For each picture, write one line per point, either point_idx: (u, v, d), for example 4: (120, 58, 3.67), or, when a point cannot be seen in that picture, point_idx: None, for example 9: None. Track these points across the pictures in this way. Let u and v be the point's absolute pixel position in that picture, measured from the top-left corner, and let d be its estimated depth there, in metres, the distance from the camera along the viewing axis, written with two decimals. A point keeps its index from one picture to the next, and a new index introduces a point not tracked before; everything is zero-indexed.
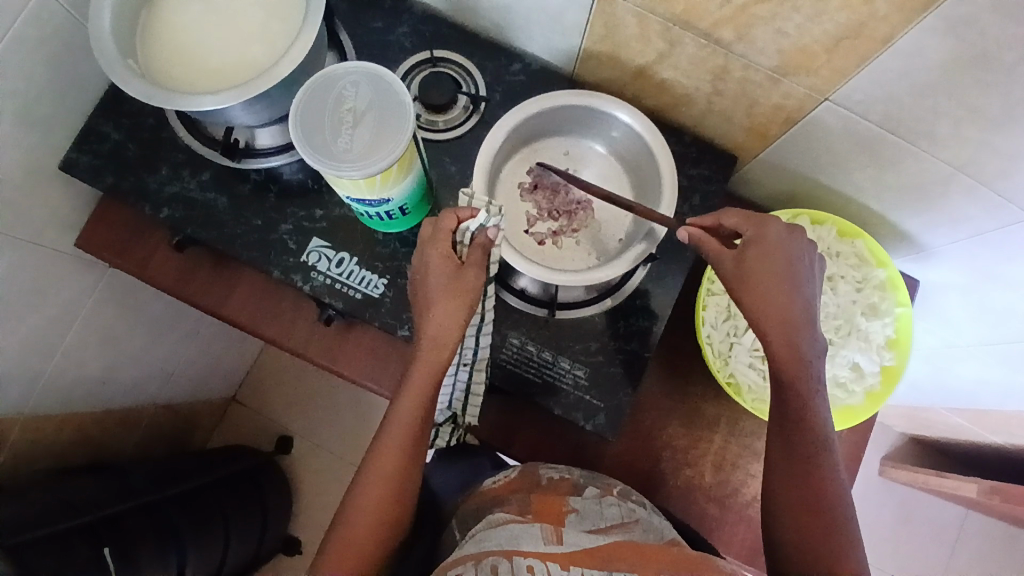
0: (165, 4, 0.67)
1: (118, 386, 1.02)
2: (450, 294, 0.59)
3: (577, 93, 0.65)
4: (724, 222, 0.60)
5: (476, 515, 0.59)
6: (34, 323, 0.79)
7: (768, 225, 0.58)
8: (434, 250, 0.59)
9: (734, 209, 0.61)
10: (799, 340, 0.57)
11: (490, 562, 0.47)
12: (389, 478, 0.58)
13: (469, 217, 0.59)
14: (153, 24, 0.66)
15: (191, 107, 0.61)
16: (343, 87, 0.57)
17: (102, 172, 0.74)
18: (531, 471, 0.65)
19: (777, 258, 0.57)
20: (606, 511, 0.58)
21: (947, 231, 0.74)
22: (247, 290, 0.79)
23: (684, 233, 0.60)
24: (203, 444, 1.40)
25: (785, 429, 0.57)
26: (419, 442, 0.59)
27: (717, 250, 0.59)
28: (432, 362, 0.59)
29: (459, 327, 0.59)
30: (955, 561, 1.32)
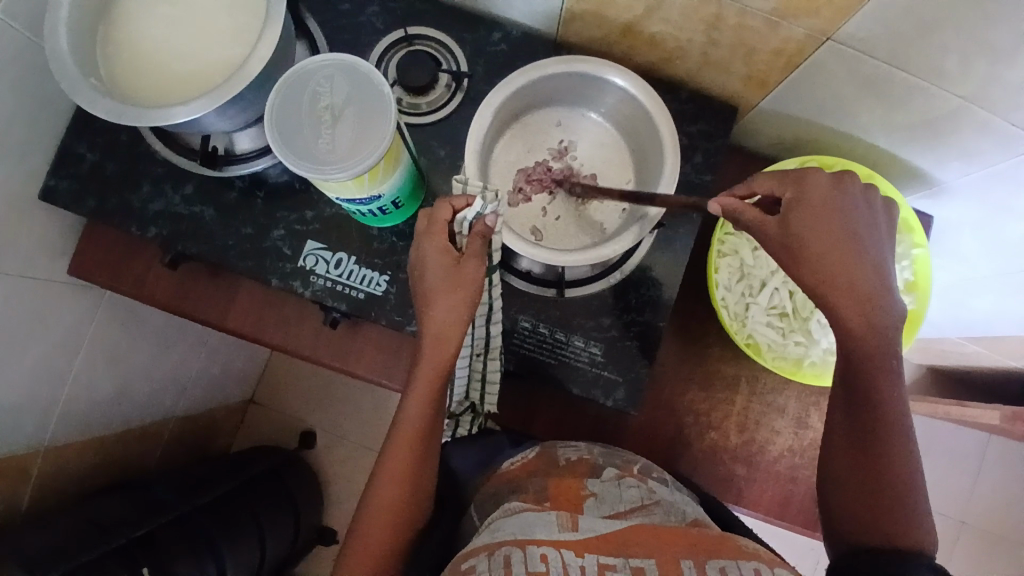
0: (122, 12, 0.63)
1: (131, 405, 1.02)
2: (450, 290, 0.57)
3: (564, 61, 0.62)
4: (759, 188, 0.57)
5: (494, 498, 0.59)
6: (38, 355, 0.78)
7: (807, 182, 0.55)
8: (431, 242, 0.57)
9: (763, 174, 0.58)
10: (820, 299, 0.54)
11: (503, 552, 0.47)
12: (401, 477, 0.57)
13: (465, 205, 0.57)
14: (112, 36, 0.63)
15: (163, 119, 0.58)
16: (318, 83, 0.54)
17: (82, 196, 0.71)
18: (550, 451, 0.65)
19: (828, 215, 0.54)
20: (624, 492, 0.56)
21: (960, 164, 0.71)
22: (248, 301, 0.77)
23: (715, 205, 0.56)
24: (227, 448, 1.41)
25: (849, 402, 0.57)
26: (430, 440, 0.58)
27: (761, 220, 0.56)
28: (438, 359, 0.57)
29: (462, 323, 0.57)
30: (978, 486, 1.33)
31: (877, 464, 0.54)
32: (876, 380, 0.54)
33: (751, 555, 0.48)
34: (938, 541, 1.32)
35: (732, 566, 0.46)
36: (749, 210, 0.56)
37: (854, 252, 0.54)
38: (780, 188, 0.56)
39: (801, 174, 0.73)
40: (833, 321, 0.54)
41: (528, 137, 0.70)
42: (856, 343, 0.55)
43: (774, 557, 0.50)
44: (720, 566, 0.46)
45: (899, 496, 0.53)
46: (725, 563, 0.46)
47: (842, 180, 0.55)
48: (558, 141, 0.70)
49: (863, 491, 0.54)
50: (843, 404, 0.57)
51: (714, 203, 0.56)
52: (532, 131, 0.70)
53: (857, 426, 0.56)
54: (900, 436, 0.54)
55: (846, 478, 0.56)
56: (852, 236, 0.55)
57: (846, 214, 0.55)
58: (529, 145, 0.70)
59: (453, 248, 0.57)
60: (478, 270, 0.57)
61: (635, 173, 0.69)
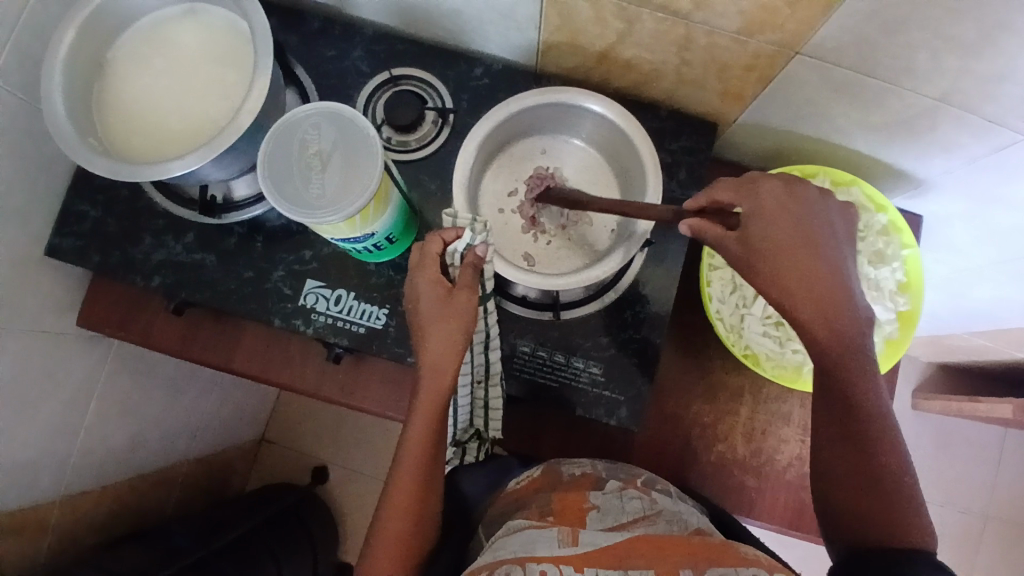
0: (117, 76, 0.66)
1: (145, 450, 1.03)
2: (443, 320, 0.58)
3: (543, 91, 0.63)
4: (719, 198, 0.58)
5: (500, 519, 0.59)
6: (50, 407, 0.80)
7: (761, 191, 0.57)
8: (423, 275, 0.59)
9: (724, 182, 0.59)
10: (832, 293, 0.56)
11: (504, 568, 0.48)
12: (405, 509, 0.58)
13: (454, 237, 0.59)
14: (108, 99, 0.66)
15: (160, 174, 0.60)
16: (306, 130, 0.56)
17: (87, 251, 0.74)
18: (554, 468, 0.65)
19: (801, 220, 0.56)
20: (627, 504, 0.56)
21: (941, 162, 0.73)
22: (253, 341, 0.79)
23: (685, 225, 0.58)
24: (241, 487, 1.42)
25: (837, 407, 0.57)
26: (432, 469, 0.59)
27: (721, 236, 0.58)
28: (435, 390, 0.58)
29: (457, 352, 0.58)
30: (1001, 480, 1.31)
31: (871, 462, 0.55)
32: (861, 384, 0.55)
33: (752, 561, 0.49)
34: (966, 539, 1.30)
35: (732, 571, 0.47)
36: (713, 227, 0.58)
37: (813, 256, 0.56)
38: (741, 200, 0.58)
39: None
40: (837, 322, 0.56)
41: (514, 166, 0.72)
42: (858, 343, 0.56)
43: (774, 561, 0.50)
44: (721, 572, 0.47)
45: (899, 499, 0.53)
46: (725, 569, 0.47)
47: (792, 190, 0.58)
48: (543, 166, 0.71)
49: (864, 501, 0.54)
50: (827, 414, 0.57)
51: (682, 226, 0.58)
52: (517, 160, 0.72)
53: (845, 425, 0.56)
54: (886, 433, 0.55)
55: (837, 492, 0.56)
56: (817, 240, 0.56)
57: (800, 219, 0.57)
58: (515, 174, 0.72)
59: (444, 281, 0.59)
60: (469, 300, 0.59)
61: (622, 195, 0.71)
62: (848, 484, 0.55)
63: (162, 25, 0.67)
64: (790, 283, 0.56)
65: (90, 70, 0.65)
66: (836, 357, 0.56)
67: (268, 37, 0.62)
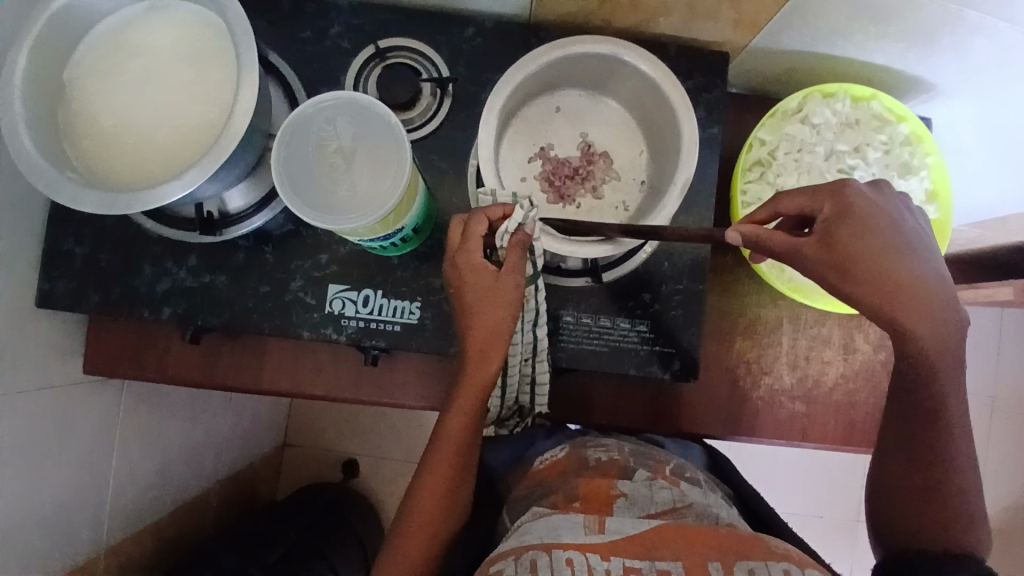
0: (81, 96, 0.59)
1: (175, 481, 0.99)
2: (488, 298, 0.56)
3: (557, 45, 0.60)
4: (784, 208, 0.58)
5: (523, 501, 0.60)
6: (76, 461, 0.76)
7: (844, 197, 0.56)
8: (467, 258, 0.57)
9: (792, 192, 0.58)
10: (891, 242, 0.55)
11: (530, 555, 0.47)
12: (438, 483, 0.58)
13: (501, 215, 0.57)
14: (75, 123, 0.58)
15: (158, 200, 0.54)
16: (321, 128, 0.51)
17: (84, 292, 0.68)
18: (579, 450, 0.64)
19: (869, 230, 0.54)
20: (656, 494, 0.56)
21: (956, 64, 0.71)
22: (278, 357, 0.74)
23: (736, 232, 0.57)
24: (272, 494, 1.39)
25: (906, 399, 0.57)
26: (468, 450, 0.60)
27: (793, 242, 0.56)
28: (482, 377, 0.58)
29: (503, 339, 0.57)
30: (1001, 359, 1.37)
31: (934, 458, 0.56)
32: (930, 376, 0.55)
33: (782, 556, 0.48)
34: (974, 419, 1.37)
35: (761, 567, 0.47)
36: (776, 234, 0.56)
37: (902, 263, 0.54)
38: (812, 204, 0.57)
39: (806, 107, 0.71)
40: (901, 288, 0.54)
41: (531, 131, 0.68)
42: (937, 332, 0.54)
43: (805, 556, 0.50)
44: (749, 567, 0.46)
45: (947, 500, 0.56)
46: (754, 564, 0.47)
47: (878, 190, 0.57)
48: (546, 146, 0.68)
49: (918, 501, 0.57)
50: (894, 402, 0.59)
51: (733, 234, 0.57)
52: (533, 123, 0.68)
53: (914, 419, 0.57)
54: (954, 441, 0.56)
55: (899, 494, 0.58)
56: (892, 240, 0.55)
57: (890, 227, 0.55)
58: (533, 138, 0.68)
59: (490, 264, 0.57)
60: (516, 288, 0.56)
61: (647, 144, 0.68)
62: (914, 481, 0.57)
63: (121, 30, 0.59)
64: (881, 291, 0.54)
65: (48, 92, 0.57)
66: (911, 356, 0.55)
67: (248, 29, 0.56)
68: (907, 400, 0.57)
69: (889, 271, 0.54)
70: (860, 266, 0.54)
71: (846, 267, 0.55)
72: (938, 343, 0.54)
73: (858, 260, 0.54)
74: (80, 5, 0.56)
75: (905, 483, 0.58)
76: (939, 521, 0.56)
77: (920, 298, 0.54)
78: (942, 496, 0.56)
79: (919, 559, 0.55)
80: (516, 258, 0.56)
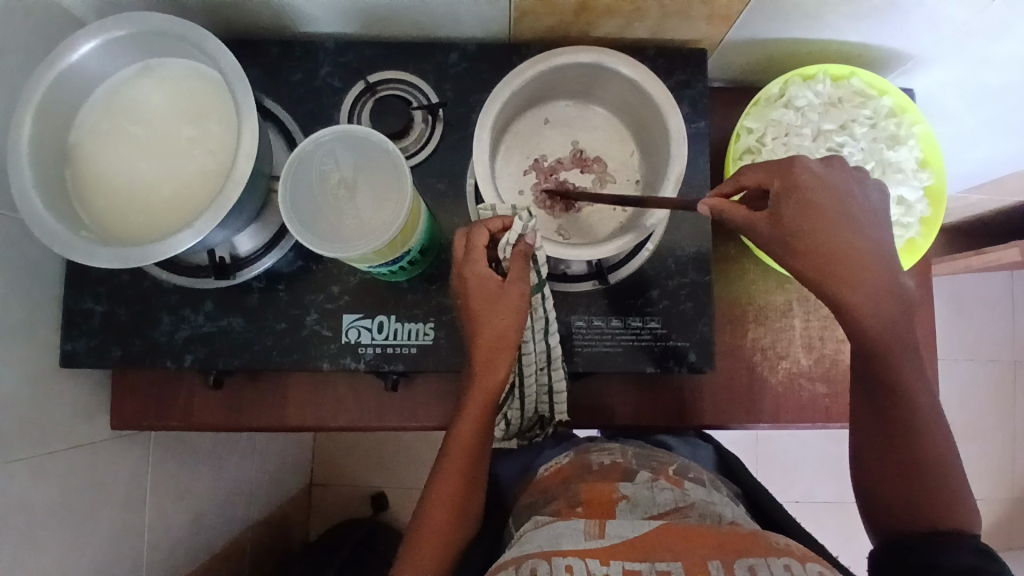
0: (88, 158, 0.61)
1: (208, 531, 1.00)
2: (491, 312, 0.58)
3: (540, 59, 0.62)
4: (747, 182, 0.59)
5: (530, 509, 0.65)
6: (110, 517, 0.77)
7: (795, 173, 0.57)
8: (473, 268, 0.58)
9: (751, 166, 0.59)
10: (846, 236, 0.57)
11: (531, 563, 0.50)
12: (450, 499, 0.61)
13: (500, 226, 0.58)
14: (85, 185, 0.61)
15: (171, 249, 0.56)
16: (322, 161, 0.52)
17: (106, 348, 0.69)
18: (582, 457, 0.71)
19: (818, 203, 0.57)
20: (658, 496, 0.61)
21: (929, 35, 0.70)
22: (299, 392, 0.75)
23: (705, 206, 0.59)
24: (304, 536, 1.39)
25: (876, 379, 0.60)
26: (479, 459, 0.62)
27: (749, 218, 0.59)
28: (489, 388, 0.59)
29: (510, 346, 0.59)
30: (1016, 322, 1.37)
31: (908, 436, 0.59)
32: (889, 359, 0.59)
33: (783, 551, 0.51)
34: (997, 385, 1.36)
35: (763, 564, 0.49)
36: (737, 209, 0.59)
37: (850, 234, 0.57)
38: (768, 180, 0.58)
39: (789, 91, 0.73)
40: (864, 288, 0.57)
41: (523, 146, 0.69)
42: (887, 317, 0.58)
43: (807, 551, 0.52)
44: (750, 563, 0.49)
45: (929, 476, 0.59)
46: (754, 562, 0.49)
47: (832, 165, 0.59)
48: (544, 156, 0.69)
49: (905, 486, 0.59)
50: (860, 381, 0.62)
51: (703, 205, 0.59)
52: (524, 137, 0.69)
53: (880, 398, 0.60)
54: (919, 415, 0.59)
55: (878, 464, 0.61)
56: (840, 212, 0.57)
57: (840, 203, 0.58)
58: (525, 151, 0.69)
59: (495, 274, 0.59)
60: (521, 297, 0.58)
61: (637, 144, 0.69)
62: (887, 460, 0.60)
63: (120, 93, 0.62)
64: (828, 267, 0.57)
65: (56, 159, 0.60)
66: (867, 338, 0.58)
67: (242, 75, 0.58)
68: (868, 372, 0.60)
69: (852, 267, 0.57)
70: (823, 266, 0.57)
71: (811, 264, 0.57)
72: (886, 326, 0.58)
73: (818, 253, 0.57)
74: (79, 72, 0.59)
75: (882, 460, 0.61)
76: (923, 499, 0.58)
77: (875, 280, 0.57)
78: (922, 473, 0.59)
79: (914, 540, 0.58)
80: (519, 267, 0.58)
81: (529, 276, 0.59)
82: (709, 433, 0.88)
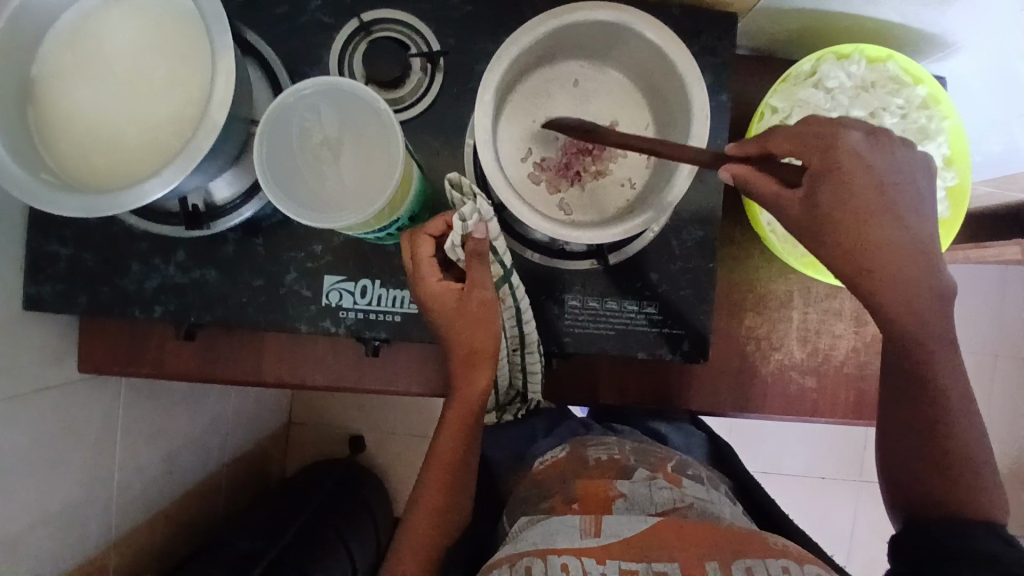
0: (50, 93, 0.55)
1: (182, 470, 0.99)
2: (463, 317, 0.59)
3: (556, 14, 0.55)
4: (775, 151, 0.54)
5: (524, 501, 0.65)
6: (80, 459, 0.75)
7: (838, 147, 0.53)
8: (428, 283, 0.58)
9: (783, 131, 0.54)
10: (900, 221, 0.54)
11: (524, 562, 0.49)
12: (431, 500, 0.63)
13: (443, 227, 0.57)
14: (47, 123, 0.55)
15: (141, 199, 0.51)
16: (304, 116, 0.47)
17: (73, 293, 0.65)
18: (579, 450, 0.71)
19: (856, 186, 0.53)
20: (656, 494, 0.59)
21: (977, 23, 0.64)
22: (277, 349, 0.72)
23: (726, 172, 0.55)
24: (282, 473, 1.40)
25: (910, 374, 0.58)
26: (461, 459, 0.64)
27: (774, 191, 0.55)
28: (468, 392, 0.62)
29: (489, 350, 0.61)
30: (1007, 314, 1.36)
31: (936, 431, 0.57)
32: (930, 354, 0.56)
33: (781, 552, 0.50)
34: (978, 374, 1.37)
35: (760, 565, 0.48)
36: (760, 180, 0.55)
37: (884, 218, 0.54)
38: (800, 151, 0.54)
39: (820, 70, 0.67)
40: (920, 278, 0.54)
41: (529, 108, 0.63)
42: (933, 310, 0.55)
43: (805, 552, 0.52)
44: (746, 565, 0.48)
45: (959, 471, 0.56)
46: (751, 562, 0.48)
47: (879, 140, 0.54)
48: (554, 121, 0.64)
49: (933, 479, 0.57)
50: (893, 378, 0.59)
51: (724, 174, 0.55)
52: (530, 98, 0.63)
53: (911, 391, 0.58)
54: (953, 405, 0.57)
55: (906, 457, 0.59)
56: (890, 197, 0.54)
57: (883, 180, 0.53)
58: (531, 113, 0.64)
59: (453, 282, 0.59)
60: (483, 302, 0.59)
61: (653, 117, 0.64)
62: (920, 452, 0.58)
63: (83, 19, 0.55)
64: (854, 252, 0.54)
65: (14, 93, 0.53)
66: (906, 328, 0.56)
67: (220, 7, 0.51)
68: (902, 365, 0.58)
69: (903, 251, 0.54)
70: (875, 249, 0.54)
71: (860, 243, 0.54)
72: (922, 317, 0.55)
73: (875, 235, 0.53)
74: None
75: (912, 453, 0.59)
76: (951, 486, 0.56)
77: (931, 266, 0.54)
78: (951, 464, 0.57)
79: (939, 524, 0.56)
80: (479, 271, 0.58)
81: (490, 272, 0.59)
82: (701, 419, 0.86)
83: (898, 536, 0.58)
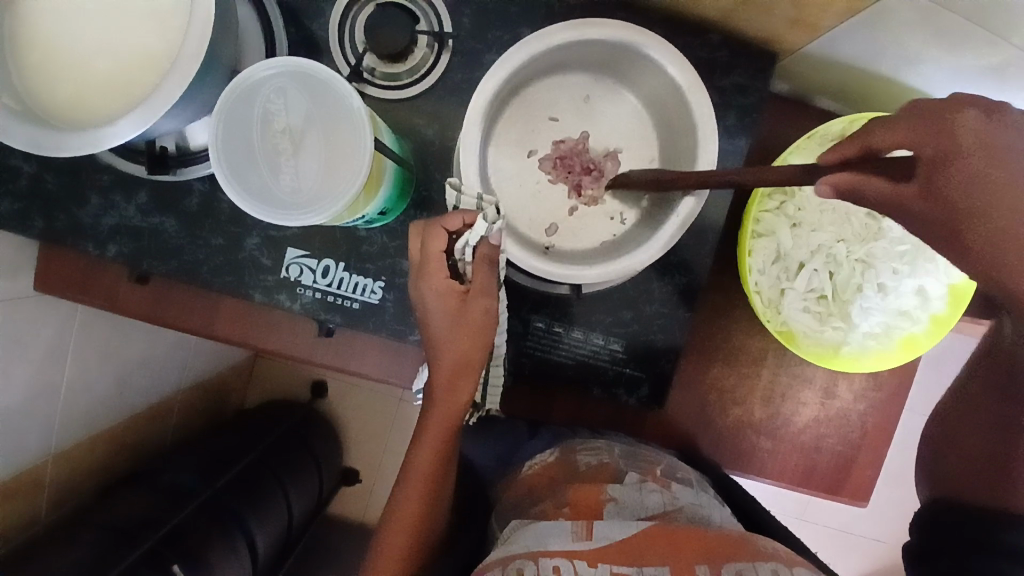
0: (20, 8, 0.50)
1: (135, 391, 0.99)
2: (459, 333, 0.52)
3: (573, 27, 0.51)
4: (881, 146, 0.41)
5: (515, 510, 0.62)
6: (23, 375, 0.74)
7: (958, 123, 0.38)
8: (430, 283, 0.51)
9: (887, 123, 0.41)
10: None
11: (517, 564, 0.48)
12: (407, 526, 0.56)
13: (460, 225, 0.50)
14: (13, 40, 0.50)
15: (103, 142, 0.47)
16: (269, 99, 0.43)
17: (28, 215, 0.63)
18: (569, 456, 0.66)
19: (989, 173, 0.37)
20: (646, 499, 0.58)
21: None
22: (232, 308, 0.70)
23: (824, 185, 0.42)
24: (240, 403, 1.41)
25: (992, 379, 0.51)
26: (444, 479, 0.58)
27: (895, 195, 0.41)
28: (452, 408, 0.56)
29: (475, 367, 0.54)
30: None
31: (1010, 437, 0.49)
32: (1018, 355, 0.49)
33: (771, 556, 0.50)
34: None
35: (749, 568, 0.48)
36: (875, 183, 0.41)
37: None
38: (912, 141, 0.40)
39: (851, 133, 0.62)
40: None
41: (530, 118, 0.59)
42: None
43: (793, 555, 0.52)
44: (736, 569, 0.47)
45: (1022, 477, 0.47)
46: (740, 564, 0.48)
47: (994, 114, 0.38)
48: (555, 135, 0.59)
49: (982, 476, 0.49)
50: (983, 383, 0.52)
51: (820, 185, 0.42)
52: (535, 108, 0.59)
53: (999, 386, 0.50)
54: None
55: (966, 452, 0.51)
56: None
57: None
58: (534, 124, 0.59)
59: (457, 285, 0.51)
60: (486, 311, 0.51)
61: (659, 152, 0.59)
62: (982, 457, 0.50)
63: None
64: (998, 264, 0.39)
65: None
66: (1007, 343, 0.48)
67: None
68: (1007, 374, 0.50)
69: None
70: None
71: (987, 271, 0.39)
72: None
73: None
74: None
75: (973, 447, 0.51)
76: (1001, 478, 0.48)
77: None
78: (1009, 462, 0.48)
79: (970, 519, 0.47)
80: (486, 275, 0.51)
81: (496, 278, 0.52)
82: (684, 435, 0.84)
83: (928, 516, 0.51)
